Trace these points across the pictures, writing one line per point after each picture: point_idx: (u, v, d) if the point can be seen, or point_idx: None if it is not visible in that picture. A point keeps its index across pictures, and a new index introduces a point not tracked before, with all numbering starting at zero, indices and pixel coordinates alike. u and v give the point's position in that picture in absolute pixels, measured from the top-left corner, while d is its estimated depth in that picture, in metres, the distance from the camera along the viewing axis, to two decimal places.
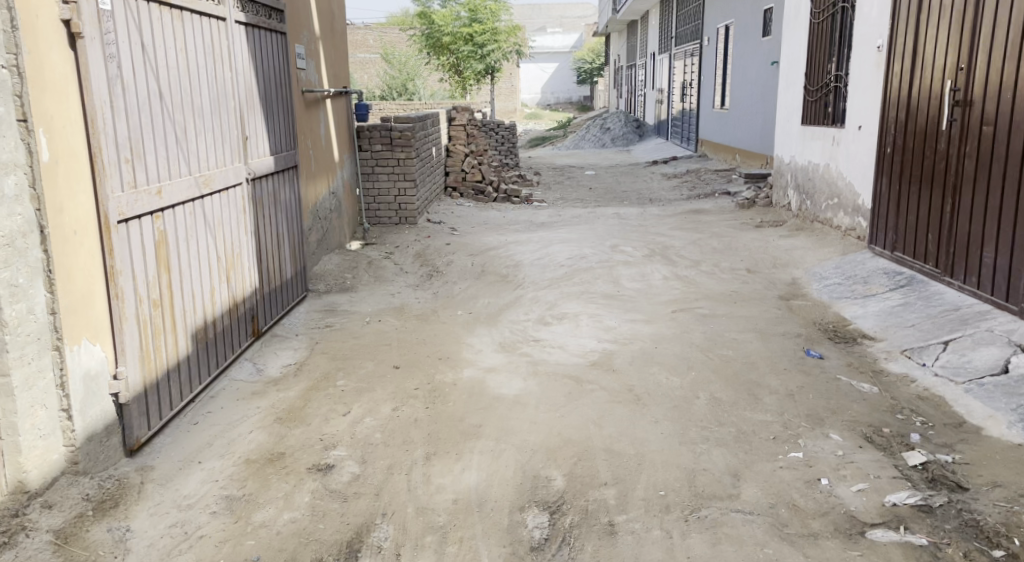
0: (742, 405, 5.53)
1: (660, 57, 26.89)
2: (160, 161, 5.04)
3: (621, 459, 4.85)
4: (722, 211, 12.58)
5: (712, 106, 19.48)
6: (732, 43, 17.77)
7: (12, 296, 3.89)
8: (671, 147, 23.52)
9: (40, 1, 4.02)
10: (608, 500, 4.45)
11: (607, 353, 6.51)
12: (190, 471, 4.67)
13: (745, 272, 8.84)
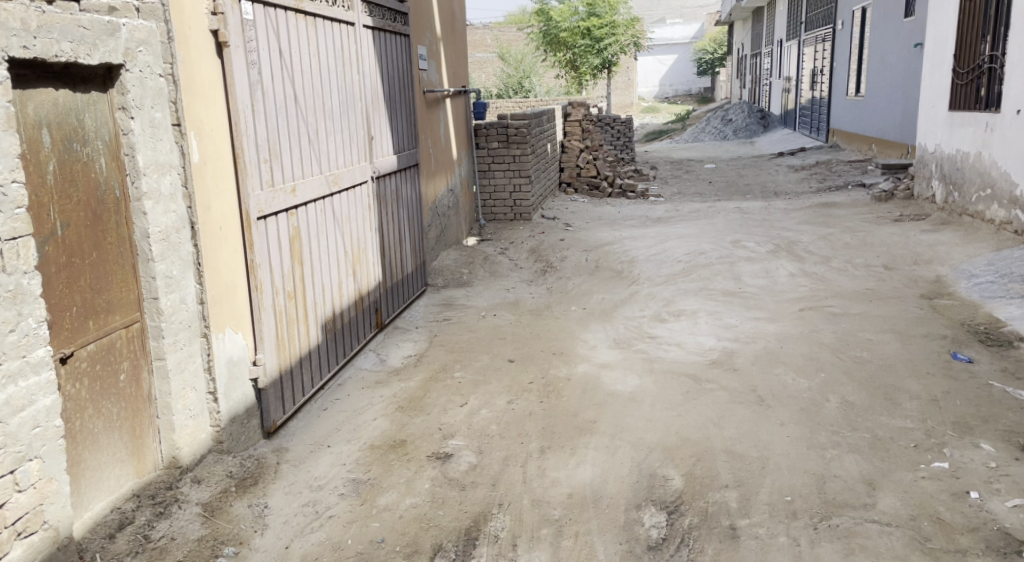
0: (879, 409, 5.35)
1: (788, 43, 26.02)
2: (295, 161, 5.33)
3: (743, 462, 4.79)
4: (856, 203, 12.09)
5: (847, 92, 18.68)
6: (870, 26, 17.01)
7: (167, 286, 4.18)
8: (798, 137, 22.68)
9: (192, 13, 4.31)
10: (731, 503, 4.41)
11: (729, 351, 6.42)
12: (321, 454, 4.94)
13: (882, 269, 8.49)
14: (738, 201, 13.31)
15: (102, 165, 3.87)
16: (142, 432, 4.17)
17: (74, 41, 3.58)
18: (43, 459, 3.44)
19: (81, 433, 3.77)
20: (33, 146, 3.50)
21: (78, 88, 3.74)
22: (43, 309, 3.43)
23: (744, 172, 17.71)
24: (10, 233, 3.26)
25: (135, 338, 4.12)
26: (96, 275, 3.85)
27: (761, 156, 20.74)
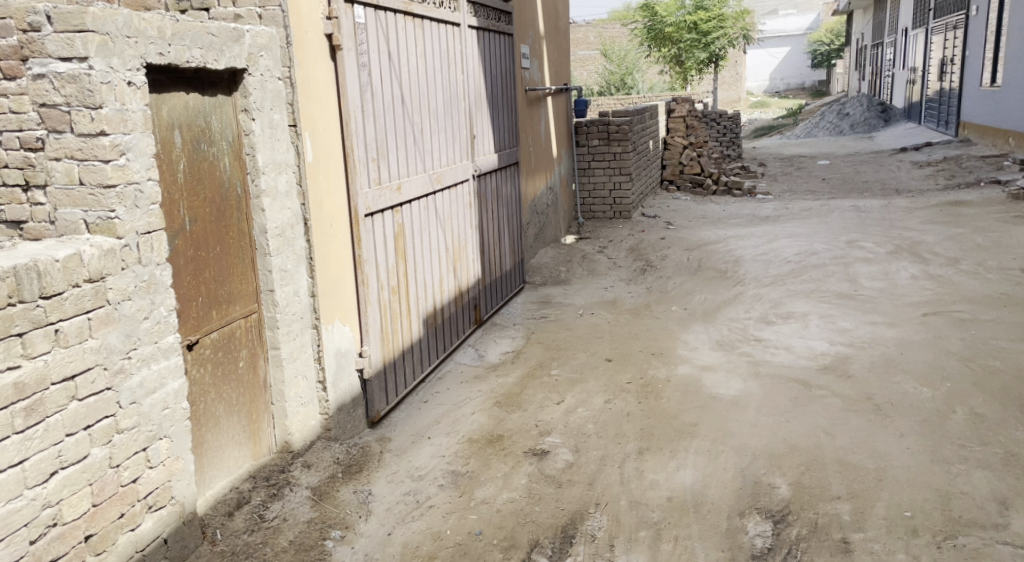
0: (1012, 423, 5.08)
1: (915, 33, 24.87)
2: (400, 160, 5.48)
3: (857, 473, 4.64)
4: (989, 202, 11.47)
5: (981, 83, 17.71)
6: (1008, 12, 16.09)
7: (282, 279, 4.37)
8: (925, 132, 21.59)
9: (309, 17, 4.49)
10: (844, 516, 4.29)
11: (842, 356, 6.23)
12: (421, 445, 5.07)
13: (1017, 272, 8.04)
14: (854, 200, 12.81)
15: (227, 165, 4.07)
16: (258, 417, 4.37)
17: (203, 47, 3.78)
18: (171, 438, 3.68)
19: (205, 415, 3.99)
20: (165, 147, 3.70)
21: (207, 91, 3.94)
22: (172, 299, 3.66)
23: (861, 168, 17.00)
24: (145, 227, 3.49)
25: (253, 328, 4.32)
26: (219, 267, 4.05)
27: (881, 151, 19.81)
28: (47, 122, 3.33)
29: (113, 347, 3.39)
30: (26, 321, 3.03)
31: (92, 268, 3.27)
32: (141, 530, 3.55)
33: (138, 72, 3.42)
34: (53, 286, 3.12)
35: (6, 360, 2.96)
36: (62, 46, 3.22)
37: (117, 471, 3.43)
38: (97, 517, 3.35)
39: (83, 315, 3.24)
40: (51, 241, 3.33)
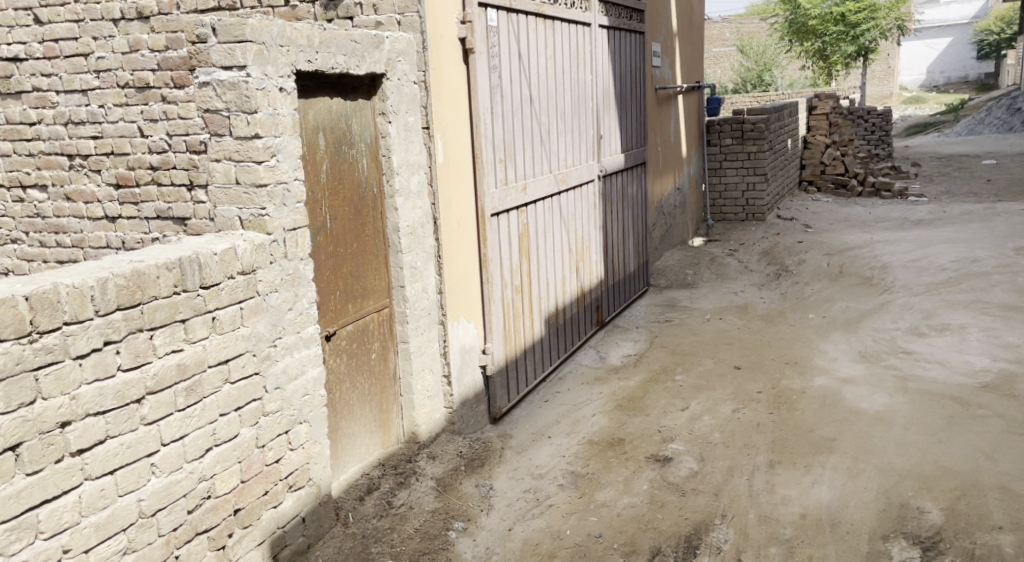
0: None
1: None
2: (527, 160, 5.55)
3: (1021, 502, 4.33)
4: None
5: None
6: None
7: (412, 276, 4.52)
8: None
9: (445, 22, 4.60)
10: (1003, 548, 4.00)
11: (1005, 374, 5.86)
12: (542, 444, 5.13)
13: None
14: (1022, 202, 11.87)
15: (365, 166, 4.24)
16: (387, 408, 4.54)
17: (346, 54, 3.94)
18: (310, 424, 3.89)
19: (340, 404, 4.18)
20: (311, 148, 3.88)
21: (349, 96, 4.11)
22: (314, 291, 3.87)
23: None
24: (292, 224, 3.69)
25: (385, 322, 4.49)
26: (355, 263, 4.24)
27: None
28: (211, 127, 3.61)
29: (262, 336, 3.61)
30: (188, 308, 3.29)
31: (245, 261, 3.50)
32: (282, 508, 3.77)
33: (288, 79, 3.62)
34: (211, 277, 3.37)
35: (171, 343, 3.24)
36: (225, 56, 3.47)
37: (263, 451, 3.66)
38: (245, 492, 3.59)
39: (236, 305, 3.49)
40: (210, 236, 3.56)
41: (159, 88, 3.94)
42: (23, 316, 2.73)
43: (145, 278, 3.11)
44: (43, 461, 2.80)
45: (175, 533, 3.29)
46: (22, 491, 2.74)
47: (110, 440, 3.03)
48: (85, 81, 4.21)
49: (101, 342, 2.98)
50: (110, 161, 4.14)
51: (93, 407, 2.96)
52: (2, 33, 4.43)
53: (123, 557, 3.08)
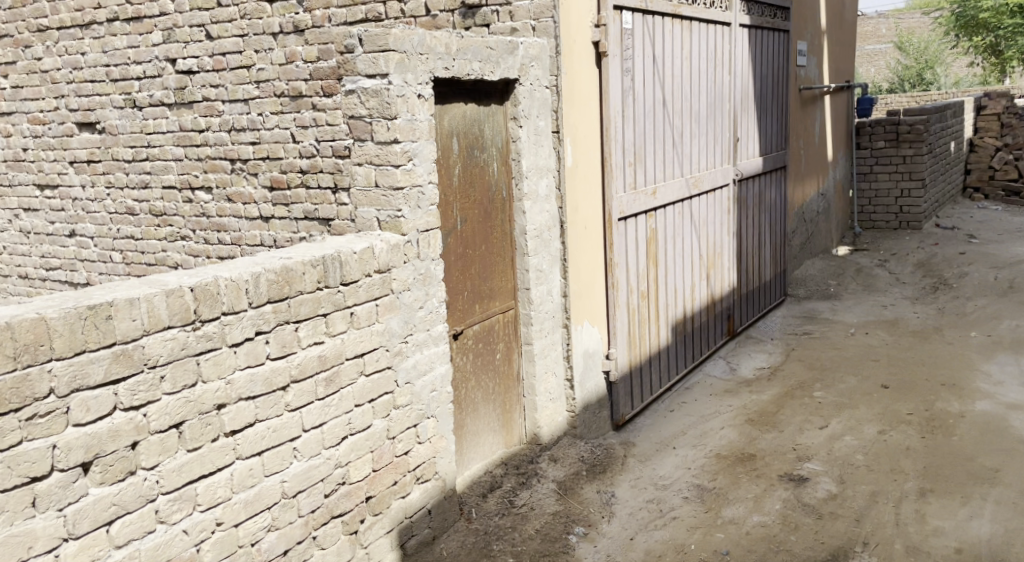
0: None
1: None
2: (658, 163, 5.45)
3: None
4: None
5: None
6: None
7: (538, 278, 4.54)
8: None
9: (580, 26, 4.56)
10: None
11: None
12: (666, 454, 5.01)
13: None
14: None
15: (495, 169, 4.30)
16: (510, 408, 4.61)
17: (482, 60, 4.02)
18: (437, 419, 4.02)
19: (465, 401, 4.28)
20: (445, 152, 3.99)
21: (483, 101, 4.19)
22: (443, 291, 3.99)
23: None
24: (425, 226, 3.81)
25: (510, 323, 4.54)
26: (483, 265, 4.31)
27: None
28: (355, 132, 3.77)
29: (394, 332, 3.76)
30: (330, 303, 3.48)
31: (382, 260, 3.66)
32: (410, 498, 3.91)
33: (427, 85, 3.74)
34: (351, 275, 3.54)
35: (314, 335, 3.44)
36: (369, 64, 3.62)
37: (393, 443, 3.82)
38: (376, 481, 3.75)
39: (372, 301, 3.65)
40: (351, 236, 3.74)
41: (311, 96, 4.27)
42: (188, 306, 3.00)
43: (292, 274, 3.32)
44: (202, 439, 3.07)
45: (314, 515, 3.49)
46: (183, 465, 3.02)
47: (259, 423, 3.26)
48: (247, 91, 4.55)
49: (253, 332, 3.22)
50: (265, 165, 4.44)
51: (245, 392, 3.20)
52: (177, 48, 4.82)
53: (267, 533, 3.31)
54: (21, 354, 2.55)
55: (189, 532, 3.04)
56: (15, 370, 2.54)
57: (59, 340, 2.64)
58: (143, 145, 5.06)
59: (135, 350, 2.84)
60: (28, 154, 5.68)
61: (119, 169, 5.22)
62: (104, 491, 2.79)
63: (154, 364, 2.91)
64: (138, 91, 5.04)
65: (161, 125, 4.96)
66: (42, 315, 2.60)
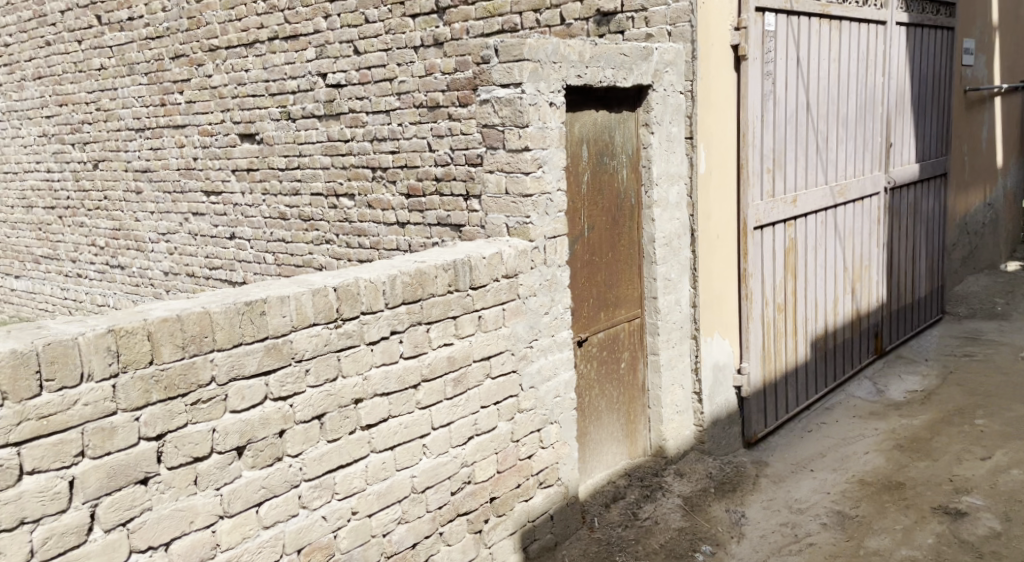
0: None
1: None
2: (800, 170, 5.18)
3: None
4: None
5: None
6: None
7: (665, 288, 4.45)
8: None
9: (719, 30, 4.40)
10: None
11: None
12: (803, 476, 4.75)
13: None
14: None
15: (624, 176, 4.27)
16: (634, 418, 4.55)
17: (615, 67, 4.01)
18: (560, 425, 4.04)
19: (589, 408, 4.27)
20: (574, 159, 4.00)
21: (614, 108, 4.18)
22: (569, 298, 4.01)
23: None
24: (552, 232, 3.84)
25: (636, 332, 4.49)
26: (609, 272, 4.29)
27: None
28: (487, 140, 3.86)
29: (521, 336, 3.82)
30: (459, 306, 3.57)
31: (509, 266, 3.71)
32: (533, 502, 3.95)
33: (559, 93, 3.78)
34: (480, 279, 3.62)
35: (444, 336, 3.54)
36: (504, 74, 3.69)
37: (517, 445, 3.87)
38: (501, 483, 3.81)
39: (499, 306, 3.72)
40: (481, 241, 3.83)
41: (447, 107, 4.47)
42: (332, 305, 3.17)
43: (425, 277, 3.43)
44: (340, 431, 3.23)
45: (441, 511, 3.59)
46: (324, 455, 3.19)
47: (391, 418, 3.40)
48: (389, 103, 4.80)
49: (389, 332, 3.35)
50: (403, 173, 4.70)
51: (379, 389, 3.35)
52: (328, 63, 5.14)
53: (397, 525, 3.44)
54: (189, 344, 2.78)
55: (328, 519, 3.21)
56: (183, 358, 2.77)
57: (220, 333, 2.85)
58: (295, 155, 5.44)
59: (284, 345, 3.04)
60: (197, 163, 6.14)
61: (274, 177, 5.62)
62: (254, 474, 3.00)
63: (300, 358, 3.09)
64: (292, 104, 5.41)
65: (312, 136, 5.31)
66: (206, 309, 2.82)
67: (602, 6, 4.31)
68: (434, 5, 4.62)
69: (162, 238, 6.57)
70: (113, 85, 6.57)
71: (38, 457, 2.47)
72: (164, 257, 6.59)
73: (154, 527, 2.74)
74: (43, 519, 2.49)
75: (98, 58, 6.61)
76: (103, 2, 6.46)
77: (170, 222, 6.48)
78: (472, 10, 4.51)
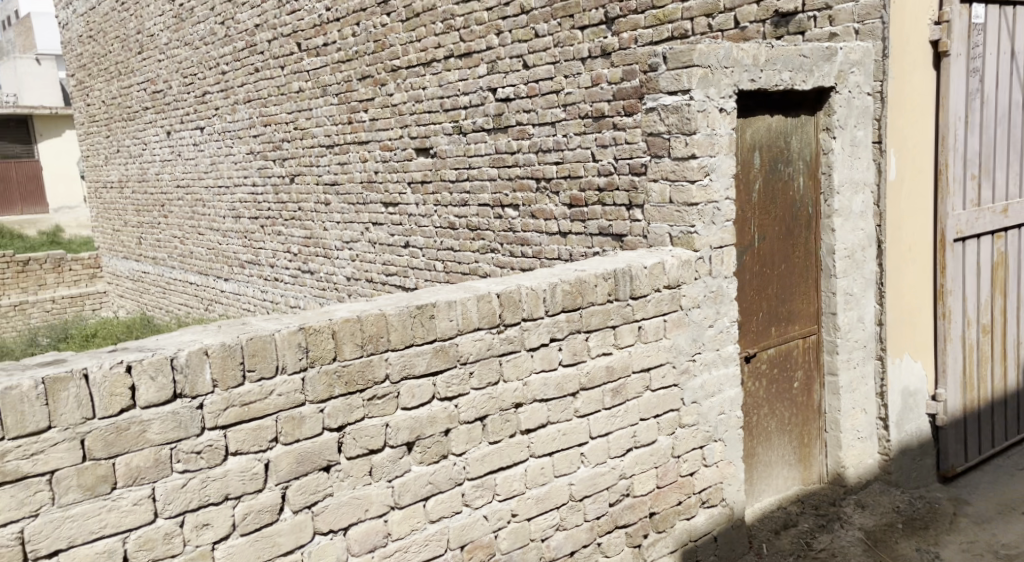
0: None
1: None
2: (1014, 177, 4.64)
3: None
4: None
5: None
6: None
7: (846, 304, 4.15)
8: None
9: (916, 24, 4.05)
10: None
11: None
12: (1011, 518, 4.20)
13: None
14: None
15: (801, 184, 4.05)
16: (809, 442, 4.29)
17: (794, 69, 3.81)
18: (725, 443, 3.90)
19: (757, 428, 4.08)
20: (745, 166, 3.84)
21: (790, 113, 3.98)
22: (736, 311, 3.87)
23: None
24: (719, 242, 3.73)
25: (811, 349, 4.24)
26: (783, 285, 4.07)
27: None
28: (653, 149, 3.85)
29: (683, 349, 3.73)
30: (619, 316, 3.54)
31: (671, 276, 3.64)
32: (695, 522, 3.84)
33: (730, 99, 3.65)
34: (640, 289, 3.57)
35: (603, 345, 3.52)
36: (672, 81, 3.65)
37: (678, 461, 3.79)
38: (661, 498, 3.74)
39: (660, 317, 3.65)
40: (643, 250, 3.79)
41: (612, 116, 4.54)
42: (495, 311, 3.23)
43: (585, 285, 3.42)
44: (502, 433, 3.30)
45: (599, 522, 3.57)
46: (486, 455, 3.27)
47: (551, 424, 3.43)
48: (555, 114, 4.95)
49: (548, 338, 3.37)
50: (566, 183, 4.88)
51: (539, 395, 3.38)
52: (499, 78, 5.30)
53: (556, 532, 3.47)
54: (367, 343, 2.96)
55: (489, 518, 3.30)
56: (362, 356, 2.96)
57: (394, 334, 3.02)
58: (465, 167, 5.67)
59: (451, 348, 3.15)
60: (378, 177, 6.54)
61: (445, 190, 5.89)
62: (422, 469, 3.13)
63: (465, 360, 3.19)
64: (464, 119, 5.63)
65: (481, 149, 5.52)
66: (383, 311, 3.00)
67: (781, 6, 4.10)
68: (603, 16, 4.65)
69: (346, 246, 7.13)
70: (309, 106, 7.15)
71: (239, 440, 2.73)
72: (348, 263, 7.15)
73: (334, 512, 2.95)
74: (243, 496, 2.76)
75: (297, 81, 7.21)
76: (302, 31, 7.03)
77: (353, 231, 7.00)
78: (641, 18, 4.50)
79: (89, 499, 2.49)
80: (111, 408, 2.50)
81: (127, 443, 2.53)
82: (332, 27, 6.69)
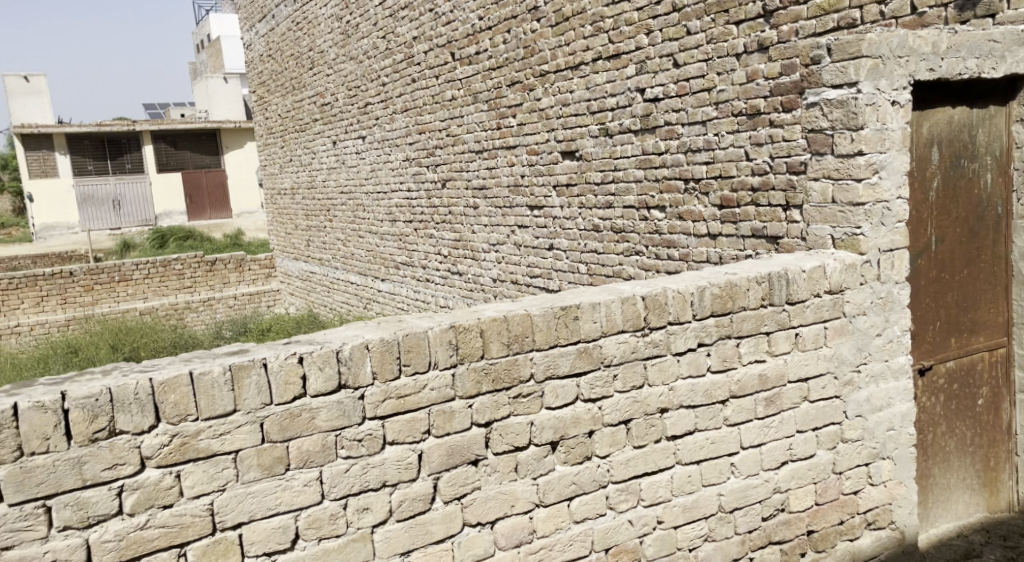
0: None
1: None
2: None
3: None
4: None
5: None
6: None
7: None
8: None
9: None
10: None
11: None
12: None
13: None
14: None
15: (988, 182, 3.71)
16: (996, 466, 3.93)
17: (981, 56, 3.53)
18: (894, 461, 3.64)
19: (933, 447, 3.78)
20: (922, 163, 3.57)
21: (976, 104, 3.65)
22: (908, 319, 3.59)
23: None
24: (889, 244, 3.48)
25: (999, 362, 3.88)
26: (967, 293, 3.74)
27: None
28: (813, 146, 3.69)
29: (846, 358, 3.51)
30: (774, 322, 3.38)
31: (834, 281, 3.43)
32: (860, 543, 3.62)
33: (904, 90, 3.41)
34: (799, 294, 3.39)
35: (756, 352, 3.37)
36: (837, 74, 3.48)
37: (840, 478, 3.57)
38: (820, 516, 3.54)
39: (821, 323, 3.45)
40: (803, 254, 3.59)
41: (769, 112, 4.35)
42: (640, 313, 3.18)
43: (736, 289, 3.30)
44: (646, 438, 3.25)
45: (750, 536, 3.43)
46: (630, 460, 3.24)
47: (698, 432, 3.33)
48: (706, 113, 4.81)
49: (696, 343, 3.28)
50: (717, 183, 4.78)
51: (686, 401, 3.29)
52: (648, 78, 5.20)
53: (704, 543, 3.37)
54: (513, 342, 3.02)
55: (634, 524, 3.26)
56: (508, 355, 3.02)
57: (539, 335, 3.05)
58: (611, 169, 5.66)
59: (594, 349, 3.14)
60: (524, 180, 6.65)
61: (590, 192, 5.93)
62: (566, 469, 3.15)
63: (609, 362, 3.17)
64: (611, 121, 5.60)
65: (628, 150, 5.48)
66: (529, 311, 3.04)
67: None
68: (761, 9, 4.40)
69: (493, 248, 7.32)
70: (461, 113, 7.35)
71: (396, 431, 2.88)
72: (494, 265, 7.34)
73: (482, 505, 3.03)
74: (399, 484, 2.90)
75: (451, 89, 7.43)
76: (457, 40, 7.23)
77: (499, 233, 7.17)
78: (804, 9, 4.19)
79: (267, 478, 2.72)
80: (286, 395, 2.72)
81: (299, 428, 2.74)
82: (484, 35, 6.83)
